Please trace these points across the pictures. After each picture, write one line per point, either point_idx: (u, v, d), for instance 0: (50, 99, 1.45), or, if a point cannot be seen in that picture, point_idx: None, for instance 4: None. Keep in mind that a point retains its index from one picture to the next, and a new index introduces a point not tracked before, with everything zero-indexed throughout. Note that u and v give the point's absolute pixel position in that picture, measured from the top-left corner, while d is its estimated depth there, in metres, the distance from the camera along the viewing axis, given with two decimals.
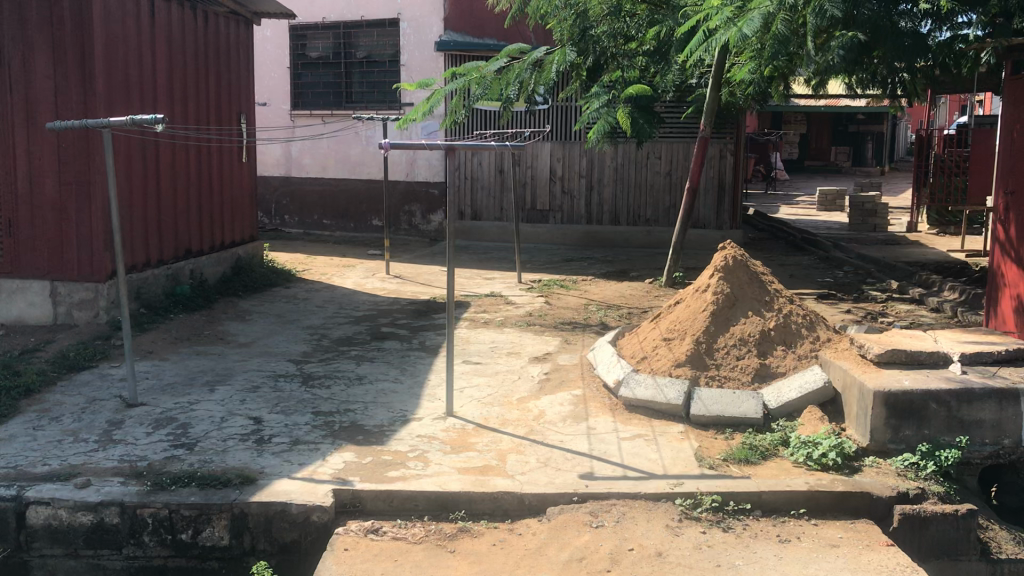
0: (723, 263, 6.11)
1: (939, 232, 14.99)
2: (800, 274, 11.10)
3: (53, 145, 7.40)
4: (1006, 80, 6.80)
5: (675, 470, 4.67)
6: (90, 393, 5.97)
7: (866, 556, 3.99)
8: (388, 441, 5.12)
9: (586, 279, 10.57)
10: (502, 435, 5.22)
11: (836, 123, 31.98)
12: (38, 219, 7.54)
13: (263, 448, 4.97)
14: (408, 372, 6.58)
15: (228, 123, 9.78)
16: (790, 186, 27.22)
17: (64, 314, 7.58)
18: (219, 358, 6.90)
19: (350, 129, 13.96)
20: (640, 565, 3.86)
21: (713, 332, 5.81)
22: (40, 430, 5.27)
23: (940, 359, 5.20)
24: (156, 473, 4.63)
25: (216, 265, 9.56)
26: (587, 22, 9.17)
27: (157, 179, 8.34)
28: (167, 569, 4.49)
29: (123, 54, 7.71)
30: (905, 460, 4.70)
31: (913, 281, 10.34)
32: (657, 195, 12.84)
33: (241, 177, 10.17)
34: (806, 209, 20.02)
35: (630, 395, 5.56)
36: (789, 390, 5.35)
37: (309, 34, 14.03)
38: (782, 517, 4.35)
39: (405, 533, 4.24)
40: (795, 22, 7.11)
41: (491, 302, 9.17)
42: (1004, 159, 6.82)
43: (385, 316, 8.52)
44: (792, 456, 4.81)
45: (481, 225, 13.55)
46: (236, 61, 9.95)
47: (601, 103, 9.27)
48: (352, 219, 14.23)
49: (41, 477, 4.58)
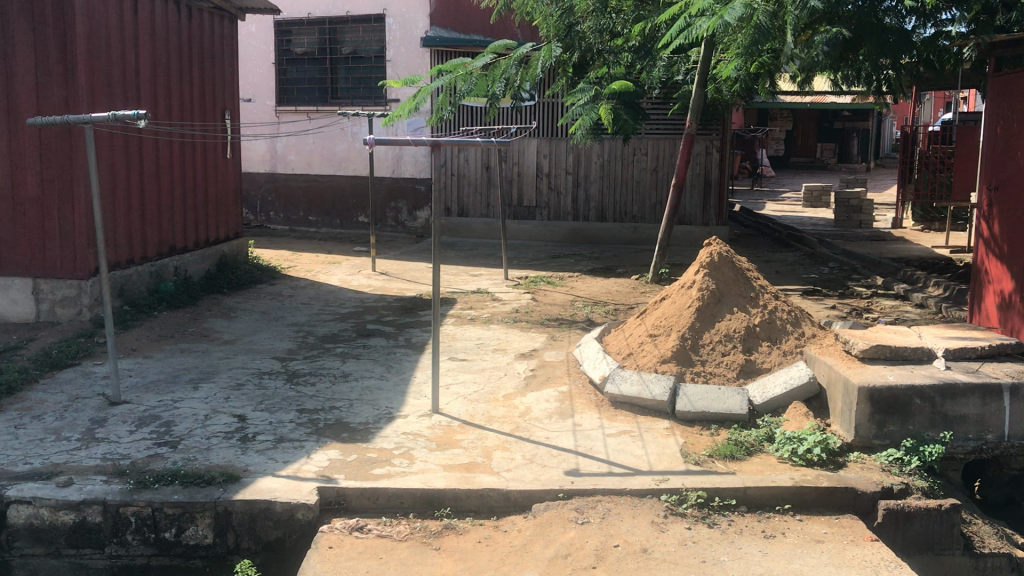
0: (709, 259, 6.10)
1: (925, 227, 15.14)
2: (784, 271, 11.15)
3: (35, 140, 7.31)
4: (990, 76, 6.88)
5: (661, 466, 4.67)
6: (73, 391, 5.92)
7: (850, 551, 4.01)
8: (373, 438, 5.10)
9: (572, 275, 10.59)
10: (488, 432, 5.21)
11: (821, 119, 32.21)
12: (19, 215, 7.46)
13: (247, 447, 4.93)
14: (394, 368, 6.56)
15: (213, 120, 9.72)
16: (776, 182, 27.32)
17: (46, 312, 7.51)
18: (203, 356, 6.85)
19: (335, 125, 13.88)
20: (625, 561, 3.86)
21: (699, 328, 5.83)
22: (22, 428, 5.22)
23: (925, 355, 5.19)
24: (139, 471, 4.59)
25: (201, 262, 9.49)
26: (572, 18, 9.04)
27: (140, 176, 8.26)
28: (150, 568, 4.46)
29: (105, 48, 7.61)
30: (890, 455, 4.73)
31: (897, 276, 10.41)
32: (644, 191, 12.84)
33: (225, 174, 10.09)
34: (792, 204, 20.12)
35: (616, 392, 5.55)
36: (774, 386, 5.37)
37: (294, 30, 13.95)
38: (766, 513, 4.36)
39: (391, 531, 4.22)
40: (780, 19, 7.05)
41: (477, 298, 9.17)
42: (987, 155, 6.89)
43: (371, 313, 8.49)
44: (777, 452, 4.82)
45: (468, 221, 13.53)
46: (220, 56, 9.88)
47: (587, 99, 9.27)
48: (338, 215, 14.18)
49: (22, 476, 4.53)
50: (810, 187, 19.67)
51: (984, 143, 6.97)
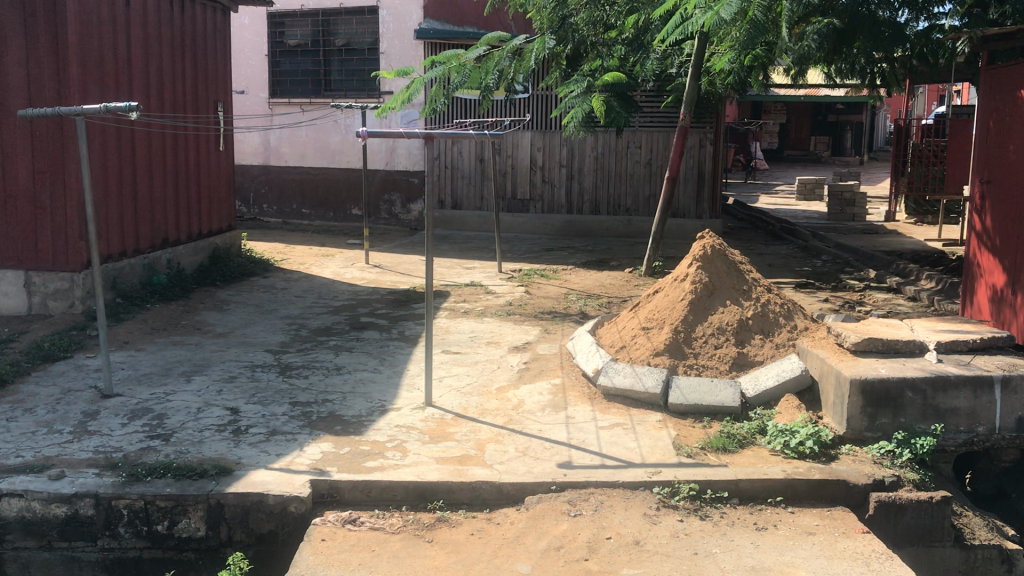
0: (701, 252, 6.09)
1: (917, 221, 15.20)
2: (778, 263, 11.17)
3: (27, 132, 7.28)
4: (983, 69, 6.87)
5: (653, 459, 4.68)
6: (66, 384, 5.89)
7: (842, 543, 4.02)
8: (366, 431, 5.09)
9: (567, 268, 10.58)
10: (481, 426, 5.20)
11: (816, 112, 32.25)
12: (12, 207, 7.43)
13: (240, 439, 4.93)
14: (387, 362, 6.55)
15: (205, 111, 9.67)
16: (770, 176, 27.36)
17: (38, 304, 7.47)
18: (195, 349, 6.83)
19: (329, 118, 13.84)
20: (617, 554, 3.87)
21: (691, 321, 5.84)
22: (14, 421, 5.21)
23: (917, 347, 5.21)
24: (131, 464, 4.58)
25: (194, 255, 9.45)
26: (565, 10, 9.30)
27: (133, 169, 8.24)
28: (142, 561, 4.45)
29: (97, 39, 7.56)
30: (882, 447, 4.74)
31: (891, 270, 10.41)
32: (637, 184, 12.86)
33: (218, 166, 10.05)
34: (785, 198, 20.15)
35: (608, 384, 5.57)
36: (766, 378, 5.40)
37: (288, 22, 13.88)
38: (759, 504, 4.38)
39: (383, 523, 4.22)
40: (773, 11, 7.00)
41: (471, 291, 9.14)
42: (981, 149, 6.88)
43: (365, 306, 8.46)
44: (770, 444, 4.84)
45: (462, 214, 13.51)
46: (212, 49, 9.82)
47: (580, 90, 9.29)
48: (331, 208, 14.15)
49: (12, 469, 4.51)
50: (803, 181, 19.63)
51: (976, 136, 6.98)
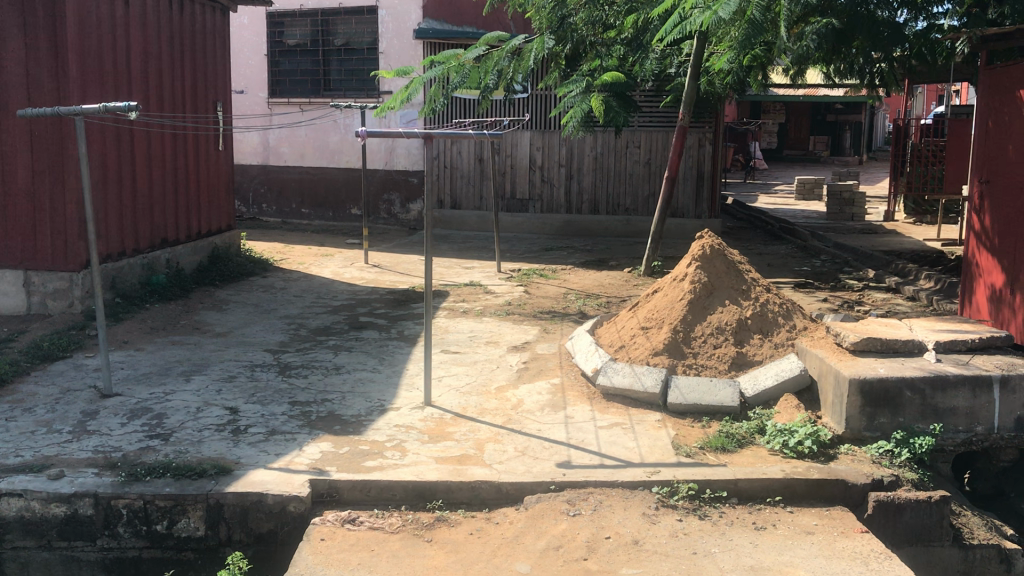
0: (701, 251, 6.09)
1: (916, 221, 15.21)
2: (777, 263, 11.17)
3: (26, 131, 7.28)
4: (982, 69, 6.87)
5: (652, 458, 4.69)
6: (65, 383, 5.89)
7: (840, 543, 4.03)
8: (365, 431, 5.10)
9: (566, 268, 10.59)
10: (480, 425, 5.20)
11: (815, 112, 32.26)
12: (10, 207, 7.43)
13: (239, 439, 4.93)
14: (386, 361, 6.55)
15: (204, 111, 9.66)
16: (769, 176, 27.38)
17: (37, 304, 7.47)
18: (195, 348, 6.83)
19: (328, 117, 13.85)
20: (616, 553, 3.88)
21: (691, 320, 5.84)
22: (13, 421, 5.21)
23: (916, 347, 5.21)
24: (130, 464, 4.58)
25: (193, 255, 9.44)
26: (564, 10, 9.20)
27: (132, 168, 8.24)
28: (141, 560, 4.46)
29: (97, 38, 7.56)
30: (881, 447, 4.75)
31: (890, 269, 10.42)
32: (637, 184, 12.87)
33: (217, 166, 10.06)
34: (784, 198, 20.17)
35: (608, 383, 5.57)
36: (765, 377, 5.40)
37: (287, 22, 13.88)
38: (758, 504, 4.38)
39: (382, 523, 4.23)
40: (772, 11, 7.00)
41: (470, 291, 9.15)
42: (980, 148, 6.89)
43: (364, 306, 8.46)
44: (769, 444, 4.84)
45: (461, 214, 13.52)
46: (211, 49, 9.82)
47: (580, 90, 9.25)
48: (330, 208, 14.15)
49: (12, 469, 4.51)
50: (802, 181, 19.65)
51: (975, 136, 6.98)
